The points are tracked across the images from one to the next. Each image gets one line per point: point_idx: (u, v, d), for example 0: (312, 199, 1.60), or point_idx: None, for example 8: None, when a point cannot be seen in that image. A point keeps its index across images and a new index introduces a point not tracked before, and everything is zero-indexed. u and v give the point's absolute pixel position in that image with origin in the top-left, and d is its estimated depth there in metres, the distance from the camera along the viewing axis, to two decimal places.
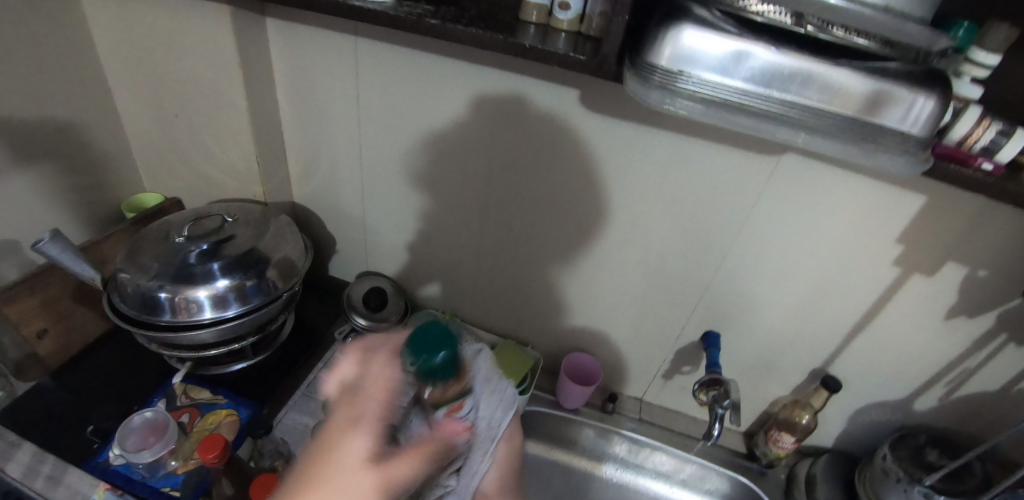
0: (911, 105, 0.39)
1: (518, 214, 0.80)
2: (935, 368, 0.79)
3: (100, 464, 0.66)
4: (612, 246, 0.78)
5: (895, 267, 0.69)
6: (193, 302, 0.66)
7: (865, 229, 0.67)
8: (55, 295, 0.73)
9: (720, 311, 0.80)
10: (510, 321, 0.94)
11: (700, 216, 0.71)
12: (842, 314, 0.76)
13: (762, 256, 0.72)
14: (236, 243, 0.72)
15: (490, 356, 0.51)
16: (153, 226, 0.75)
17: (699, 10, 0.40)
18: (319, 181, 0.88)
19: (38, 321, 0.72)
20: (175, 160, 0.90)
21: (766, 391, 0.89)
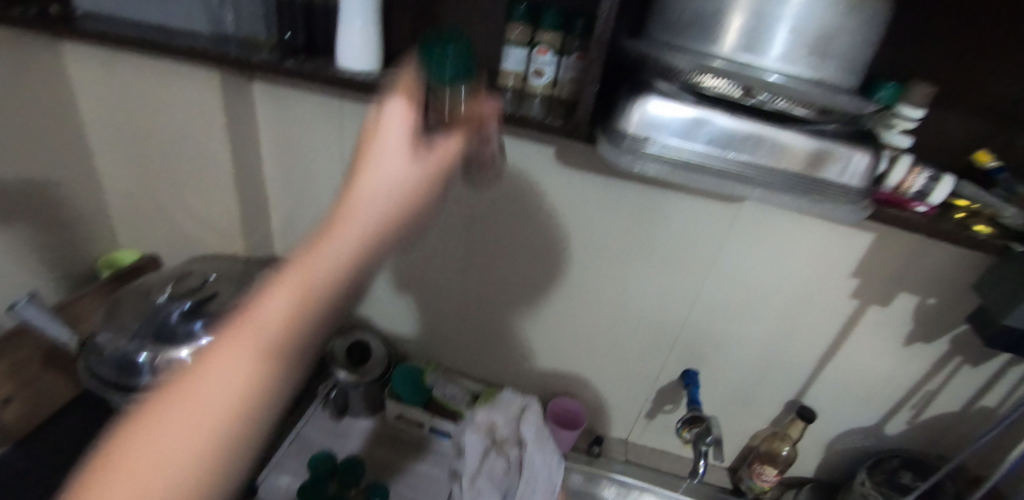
0: (848, 161, 0.44)
1: (499, 263, 0.82)
2: (901, 391, 0.84)
3: None
4: (592, 290, 0.80)
5: (853, 298, 0.75)
6: (174, 363, 0.65)
7: (824, 264, 0.72)
8: (26, 359, 0.71)
9: (697, 349, 0.82)
10: (492, 368, 0.93)
11: (673, 259, 0.75)
12: (811, 344, 0.80)
13: (733, 295, 0.76)
14: (219, 299, 0.71)
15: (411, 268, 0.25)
16: (133, 286, 0.75)
17: (661, 83, 0.45)
18: (301, 236, 0.89)
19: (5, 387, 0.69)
20: (155, 217, 0.90)
21: (746, 424, 0.91)
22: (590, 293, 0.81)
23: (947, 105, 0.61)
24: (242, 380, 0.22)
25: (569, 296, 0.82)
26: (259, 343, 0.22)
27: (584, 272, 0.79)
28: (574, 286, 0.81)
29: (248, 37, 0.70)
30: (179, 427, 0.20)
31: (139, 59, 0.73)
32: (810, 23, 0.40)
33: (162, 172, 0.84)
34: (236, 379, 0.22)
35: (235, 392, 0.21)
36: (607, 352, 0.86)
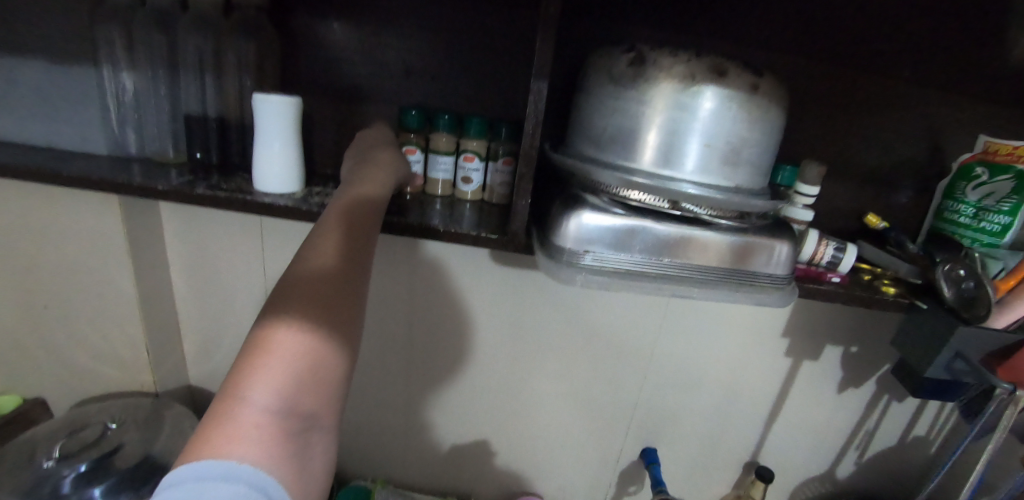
0: (770, 252, 0.48)
1: (442, 364, 0.77)
2: (844, 435, 0.87)
3: None
4: (544, 381, 0.77)
5: (787, 357, 0.78)
6: None
7: (756, 329, 0.75)
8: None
9: (654, 427, 0.81)
10: (445, 476, 0.85)
11: (616, 345, 0.74)
12: (758, 405, 0.82)
13: (680, 369, 0.77)
14: (126, 452, 0.64)
15: None
16: (10, 446, 0.63)
17: (591, 197, 0.46)
18: (221, 356, 0.81)
19: None
20: (39, 356, 0.79)
21: (711, 492, 0.89)
22: (541, 387, 0.77)
23: (834, 179, 0.68)
24: (305, 347, 0.32)
25: (518, 393, 0.78)
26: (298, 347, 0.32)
27: (532, 366, 0.76)
28: (523, 381, 0.77)
29: (153, 155, 0.65)
30: (279, 379, 0.30)
31: (20, 187, 0.66)
32: (719, 138, 0.43)
33: (49, 306, 0.74)
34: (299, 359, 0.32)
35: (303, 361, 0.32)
36: (563, 446, 0.82)
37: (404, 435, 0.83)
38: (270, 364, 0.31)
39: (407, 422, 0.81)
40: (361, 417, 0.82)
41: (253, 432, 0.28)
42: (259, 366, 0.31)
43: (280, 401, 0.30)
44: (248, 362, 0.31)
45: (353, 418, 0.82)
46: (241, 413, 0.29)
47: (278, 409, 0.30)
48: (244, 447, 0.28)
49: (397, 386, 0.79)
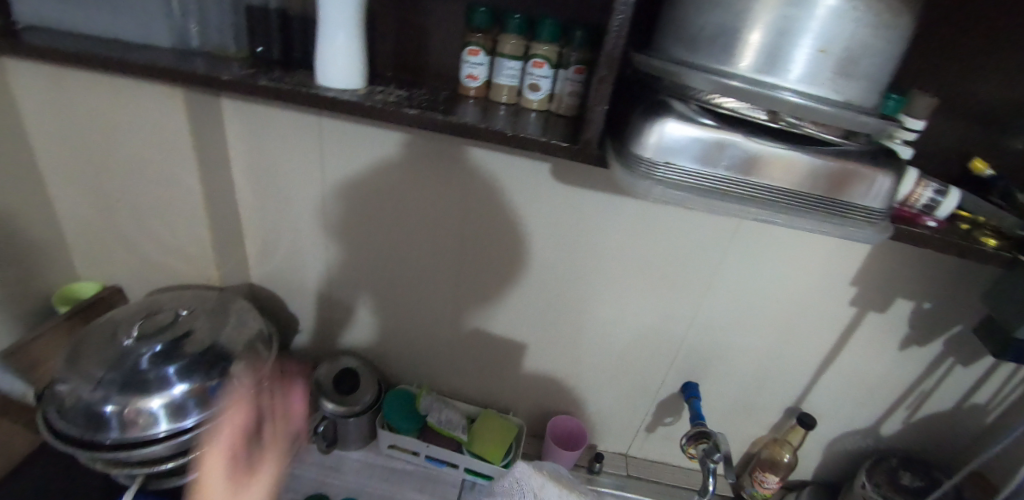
0: (872, 183, 0.43)
1: (492, 283, 0.77)
2: (896, 392, 0.84)
3: None
4: (591, 307, 0.77)
5: (852, 306, 0.74)
6: (145, 414, 0.59)
7: (825, 273, 0.71)
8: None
9: (699, 362, 0.80)
10: (487, 390, 0.88)
11: (670, 275, 0.72)
12: (810, 353, 0.79)
13: (734, 308, 0.74)
14: (196, 338, 0.66)
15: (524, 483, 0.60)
16: (95, 324, 0.68)
17: (677, 104, 0.43)
18: (280, 259, 0.83)
19: None
20: (116, 246, 0.84)
21: (746, 431, 0.90)
22: (587, 312, 0.77)
23: (947, 113, 0.60)
24: None
25: (563, 316, 0.78)
26: None
27: (580, 289, 0.75)
28: (570, 304, 0.77)
29: (216, 50, 0.64)
30: None
31: (91, 77, 0.67)
32: (837, 43, 0.38)
33: (122, 198, 0.78)
34: None
35: None
36: (603, 372, 0.83)
37: (447, 349, 0.85)
38: None
39: (450, 337, 0.84)
40: (408, 326, 0.84)
41: None
42: None
43: None
44: None
45: (402, 327, 0.85)
46: None
47: None
48: None
49: (444, 299, 0.81)
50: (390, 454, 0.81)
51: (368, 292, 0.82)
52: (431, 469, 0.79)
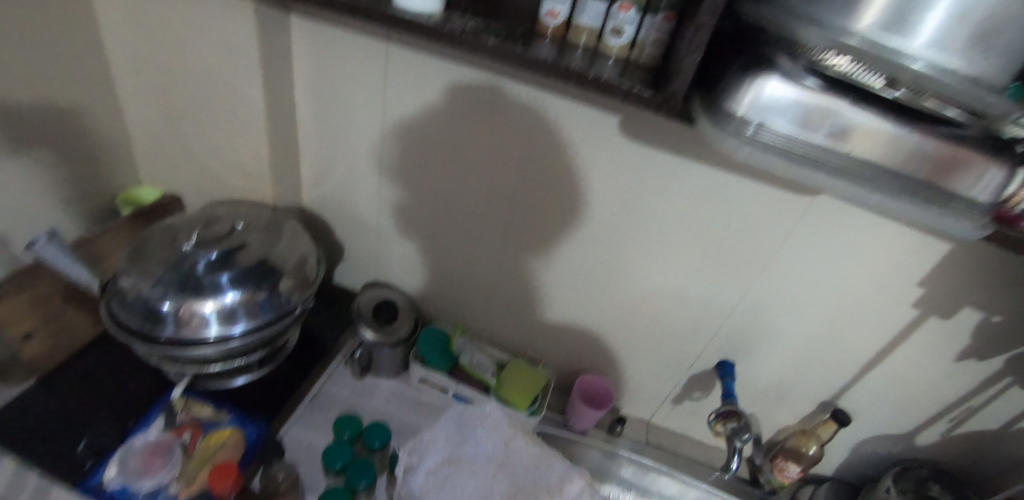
0: (983, 176, 0.38)
1: (541, 235, 0.77)
2: (941, 403, 0.80)
3: (94, 486, 0.61)
4: (639, 271, 0.75)
5: (913, 307, 0.70)
6: (198, 315, 0.63)
7: (891, 269, 0.67)
8: (47, 294, 0.72)
9: (741, 341, 0.79)
10: (521, 338, 0.90)
11: (724, 250, 0.70)
12: (857, 348, 0.76)
13: (787, 292, 0.71)
14: (249, 250, 0.68)
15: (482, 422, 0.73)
16: (157, 228, 0.71)
17: (785, 58, 0.39)
18: (332, 185, 0.84)
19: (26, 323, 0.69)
20: (179, 155, 0.87)
21: (775, 417, 0.89)
22: (633, 277, 0.76)
23: None
24: None
25: (607, 277, 0.78)
26: None
27: (628, 252, 0.74)
28: (616, 266, 0.76)
29: None
30: None
31: None
32: (979, 7, 0.32)
33: (187, 108, 0.79)
34: None
35: None
36: (641, 337, 0.83)
37: (488, 294, 0.87)
38: None
39: (493, 282, 0.85)
40: (453, 267, 0.86)
41: None
42: None
43: None
44: None
45: (445, 267, 0.87)
46: None
47: None
48: None
49: (492, 246, 0.81)
50: (421, 388, 0.83)
51: (415, 229, 0.84)
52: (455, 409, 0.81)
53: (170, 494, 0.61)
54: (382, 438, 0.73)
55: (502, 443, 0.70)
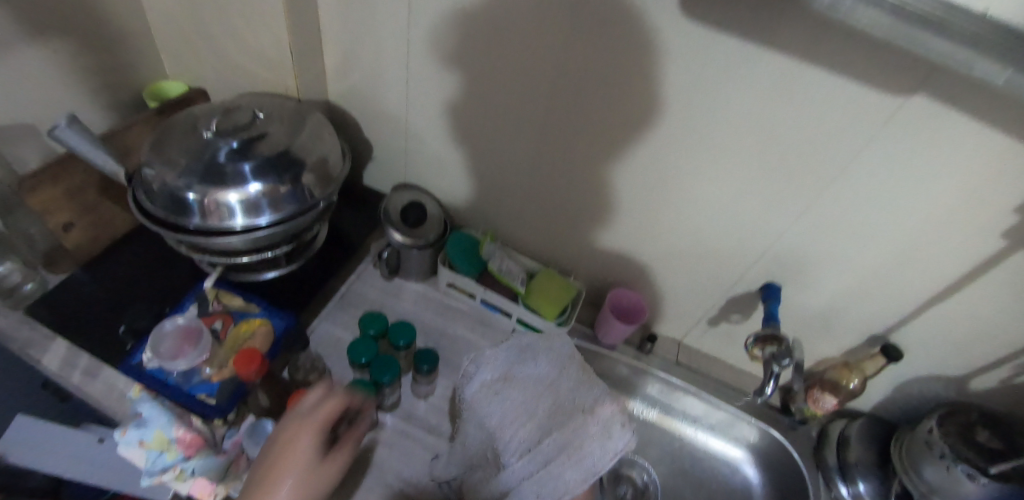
0: None
1: (579, 138, 0.71)
2: (1008, 350, 0.71)
3: (136, 366, 0.64)
4: (684, 181, 0.69)
5: (1000, 238, 0.60)
6: (223, 206, 0.61)
7: (982, 194, 0.56)
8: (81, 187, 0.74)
9: (790, 264, 0.73)
10: (554, 248, 0.88)
11: (786, 159, 0.62)
12: (923, 280, 0.68)
13: (851, 211, 0.64)
14: (270, 140, 0.65)
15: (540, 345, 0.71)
16: (178, 117, 0.69)
17: None
18: (360, 76, 0.79)
19: (65, 213, 0.73)
20: (199, 45, 0.83)
21: (817, 347, 0.84)
22: (682, 188, 0.70)
23: None
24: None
25: (654, 188, 0.72)
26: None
27: (675, 159, 0.67)
28: (663, 176, 0.70)
29: None
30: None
31: None
32: None
33: None
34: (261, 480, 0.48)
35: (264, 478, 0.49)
36: (684, 254, 0.79)
37: (528, 204, 0.83)
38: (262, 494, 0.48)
39: (532, 190, 0.81)
40: (489, 172, 0.82)
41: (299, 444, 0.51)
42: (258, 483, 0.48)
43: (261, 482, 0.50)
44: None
45: (478, 170, 0.83)
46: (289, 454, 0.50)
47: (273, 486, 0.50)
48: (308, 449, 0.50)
49: (533, 149, 0.75)
50: (449, 293, 0.83)
51: (447, 129, 0.79)
52: (484, 313, 0.82)
53: (204, 378, 0.63)
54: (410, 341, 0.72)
55: (555, 368, 0.67)
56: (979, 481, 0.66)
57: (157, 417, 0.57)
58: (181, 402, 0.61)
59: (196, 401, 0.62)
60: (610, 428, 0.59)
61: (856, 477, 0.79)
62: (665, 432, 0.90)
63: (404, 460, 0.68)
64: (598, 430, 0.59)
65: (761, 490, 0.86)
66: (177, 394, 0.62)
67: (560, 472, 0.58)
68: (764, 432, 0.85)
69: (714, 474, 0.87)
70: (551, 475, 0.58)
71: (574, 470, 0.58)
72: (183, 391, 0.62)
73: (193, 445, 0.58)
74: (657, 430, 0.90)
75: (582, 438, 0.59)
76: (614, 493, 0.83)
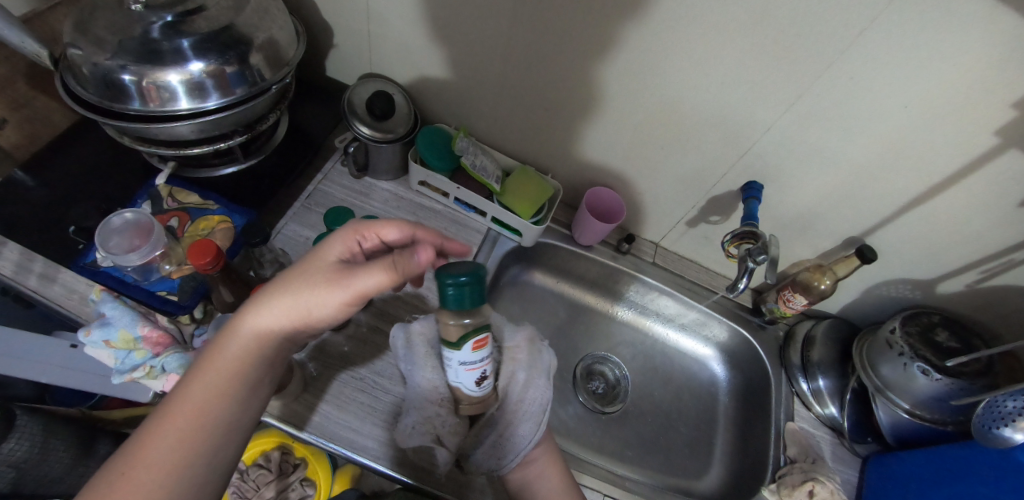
0: None
1: (570, 22, 0.63)
2: (980, 254, 0.71)
3: (89, 265, 0.61)
4: (681, 70, 0.64)
5: (993, 136, 0.58)
6: (165, 89, 0.54)
7: (987, 80, 0.54)
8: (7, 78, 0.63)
9: (776, 162, 0.70)
10: (532, 146, 0.84)
11: (791, 45, 0.57)
12: (905, 181, 0.67)
13: (843, 103, 0.61)
14: (209, 14, 0.56)
15: (525, 342, 0.69)
16: None
17: None
18: None
19: None
20: None
21: (793, 249, 0.84)
22: (674, 80, 0.65)
23: None
24: (143, 481, 0.44)
25: (647, 79, 0.66)
26: (142, 477, 0.45)
27: (667, 45, 0.62)
28: (657, 67, 0.65)
29: None
30: (136, 485, 0.44)
31: None
32: None
33: None
34: (155, 459, 0.45)
35: (157, 460, 0.46)
36: (667, 154, 0.75)
37: (509, 100, 0.78)
38: (145, 457, 0.45)
39: (514, 84, 0.75)
40: (464, 62, 0.75)
41: (230, 372, 0.50)
42: (147, 447, 0.46)
43: (153, 462, 0.45)
44: (131, 456, 0.46)
45: (453, 59, 0.75)
46: (205, 383, 0.49)
47: (166, 463, 0.46)
48: (233, 372, 0.50)
49: (516, 36, 0.68)
50: (421, 192, 0.82)
51: (419, 11, 0.70)
52: (458, 212, 0.82)
53: (164, 275, 0.62)
54: (476, 288, 0.50)
55: (522, 376, 0.66)
56: (932, 376, 0.69)
57: (119, 316, 0.57)
58: (143, 299, 0.60)
59: (158, 298, 0.60)
60: (550, 364, 0.69)
61: (817, 373, 0.82)
62: (637, 331, 0.95)
63: (380, 356, 0.69)
64: (530, 373, 0.67)
65: (725, 384, 0.91)
66: (137, 291, 0.60)
67: (518, 431, 0.64)
68: (733, 330, 0.89)
69: (683, 370, 0.92)
70: (514, 433, 0.64)
71: (530, 422, 0.64)
72: (142, 288, 0.61)
73: (160, 343, 0.58)
74: (628, 329, 0.94)
75: (518, 391, 0.66)
76: (586, 388, 0.88)
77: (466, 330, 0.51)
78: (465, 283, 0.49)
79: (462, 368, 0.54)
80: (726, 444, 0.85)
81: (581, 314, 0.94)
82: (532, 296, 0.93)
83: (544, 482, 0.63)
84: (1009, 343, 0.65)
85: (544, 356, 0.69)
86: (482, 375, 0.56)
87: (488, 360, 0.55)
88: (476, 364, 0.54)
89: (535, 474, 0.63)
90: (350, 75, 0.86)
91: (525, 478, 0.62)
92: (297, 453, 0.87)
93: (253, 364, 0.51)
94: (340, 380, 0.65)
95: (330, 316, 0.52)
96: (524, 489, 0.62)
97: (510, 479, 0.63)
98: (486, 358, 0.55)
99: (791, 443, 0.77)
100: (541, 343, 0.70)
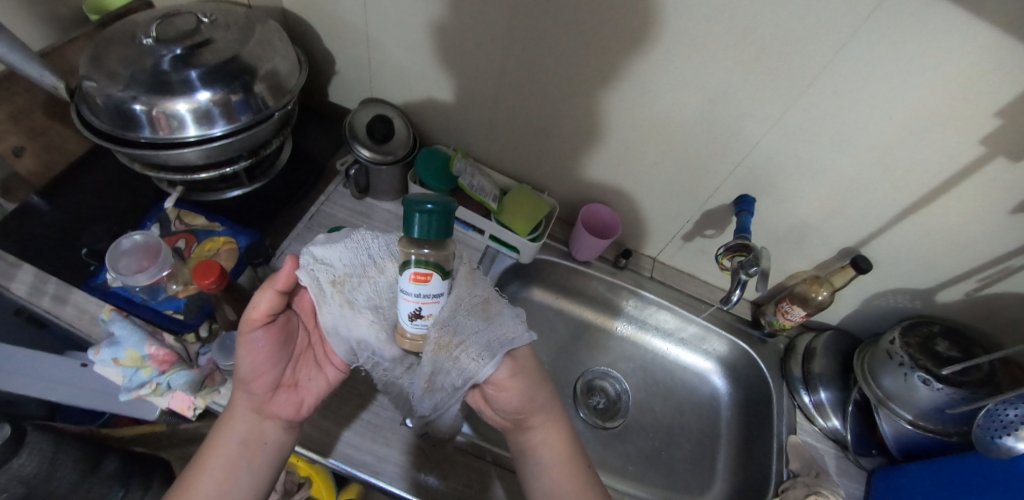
0: None
1: (559, 46, 0.66)
2: (974, 262, 0.72)
3: (99, 286, 0.63)
4: (668, 89, 0.66)
5: (979, 145, 0.59)
6: (174, 117, 0.57)
7: (967, 92, 0.56)
8: (26, 109, 0.66)
9: (766, 176, 0.72)
10: (527, 165, 0.86)
11: (771, 61, 0.59)
12: (896, 191, 0.68)
13: (828, 117, 0.62)
14: (216, 47, 0.59)
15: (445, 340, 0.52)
16: (115, 25, 0.61)
17: None
18: None
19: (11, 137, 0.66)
20: None
21: (789, 262, 0.84)
22: (662, 100, 0.67)
23: None
24: None
25: (636, 99, 0.69)
26: None
27: (655, 64, 0.64)
28: (644, 87, 0.67)
29: None
30: None
31: None
32: None
33: None
34: None
35: None
36: (658, 169, 0.77)
37: (503, 121, 0.80)
38: None
39: (507, 106, 0.77)
40: (461, 86, 0.78)
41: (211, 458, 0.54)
42: None
43: None
44: None
45: (449, 83, 0.78)
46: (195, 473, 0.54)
47: None
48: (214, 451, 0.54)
49: (508, 60, 0.71)
50: None
51: (416, 38, 0.73)
52: (458, 231, 0.84)
53: (171, 295, 0.64)
54: (439, 221, 0.47)
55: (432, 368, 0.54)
56: (933, 386, 0.69)
57: (128, 335, 0.59)
58: (150, 317, 0.62)
59: (165, 317, 0.63)
60: (474, 378, 0.54)
61: (818, 385, 0.81)
62: (637, 347, 0.95)
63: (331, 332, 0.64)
64: (439, 366, 0.53)
65: (726, 398, 0.91)
66: (145, 310, 0.62)
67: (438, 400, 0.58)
68: (732, 344, 0.89)
69: (685, 384, 0.92)
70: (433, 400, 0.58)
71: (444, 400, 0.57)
72: (150, 308, 0.63)
73: (166, 361, 0.60)
74: (629, 344, 0.95)
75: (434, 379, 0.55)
76: (586, 403, 0.88)
77: (419, 257, 0.48)
78: (427, 210, 0.47)
79: (399, 297, 0.49)
80: (729, 459, 0.84)
81: (580, 330, 0.95)
82: (532, 312, 0.94)
83: (549, 448, 0.60)
84: (1006, 351, 0.65)
85: (467, 363, 0.54)
86: (418, 312, 0.50)
87: (431, 299, 0.49)
88: (409, 297, 0.49)
89: (538, 440, 0.60)
90: (352, 100, 0.89)
91: (526, 444, 0.61)
92: (300, 473, 0.86)
93: (228, 439, 0.55)
94: (341, 396, 0.67)
95: (257, 360, 0.55)
96: (526, 452, 0.61)
97: (512, 441, 0.62)
98: (435, 298, 0.49)
99: (794, 456, 0.76)
100: (468, 346, 0.53)
